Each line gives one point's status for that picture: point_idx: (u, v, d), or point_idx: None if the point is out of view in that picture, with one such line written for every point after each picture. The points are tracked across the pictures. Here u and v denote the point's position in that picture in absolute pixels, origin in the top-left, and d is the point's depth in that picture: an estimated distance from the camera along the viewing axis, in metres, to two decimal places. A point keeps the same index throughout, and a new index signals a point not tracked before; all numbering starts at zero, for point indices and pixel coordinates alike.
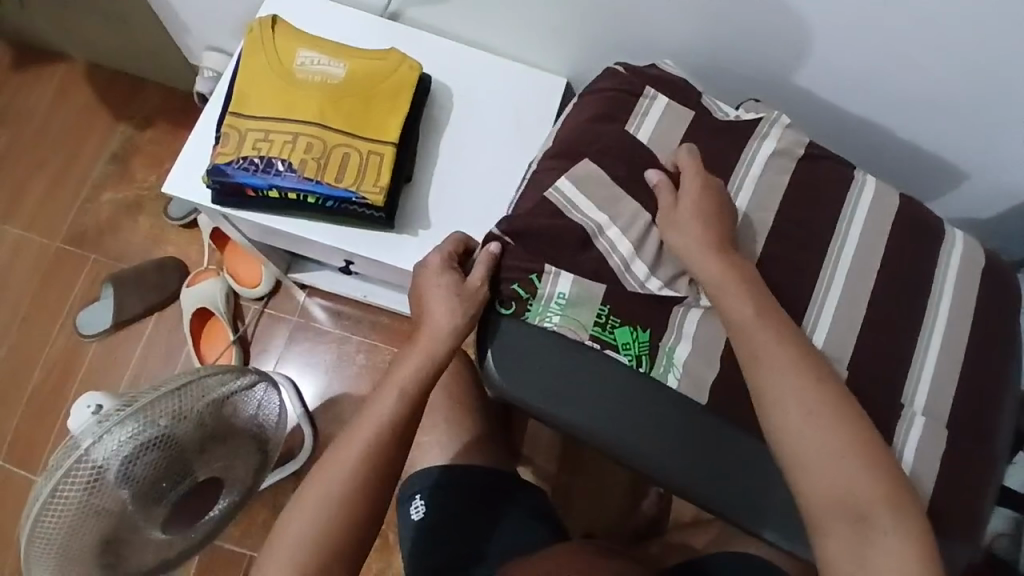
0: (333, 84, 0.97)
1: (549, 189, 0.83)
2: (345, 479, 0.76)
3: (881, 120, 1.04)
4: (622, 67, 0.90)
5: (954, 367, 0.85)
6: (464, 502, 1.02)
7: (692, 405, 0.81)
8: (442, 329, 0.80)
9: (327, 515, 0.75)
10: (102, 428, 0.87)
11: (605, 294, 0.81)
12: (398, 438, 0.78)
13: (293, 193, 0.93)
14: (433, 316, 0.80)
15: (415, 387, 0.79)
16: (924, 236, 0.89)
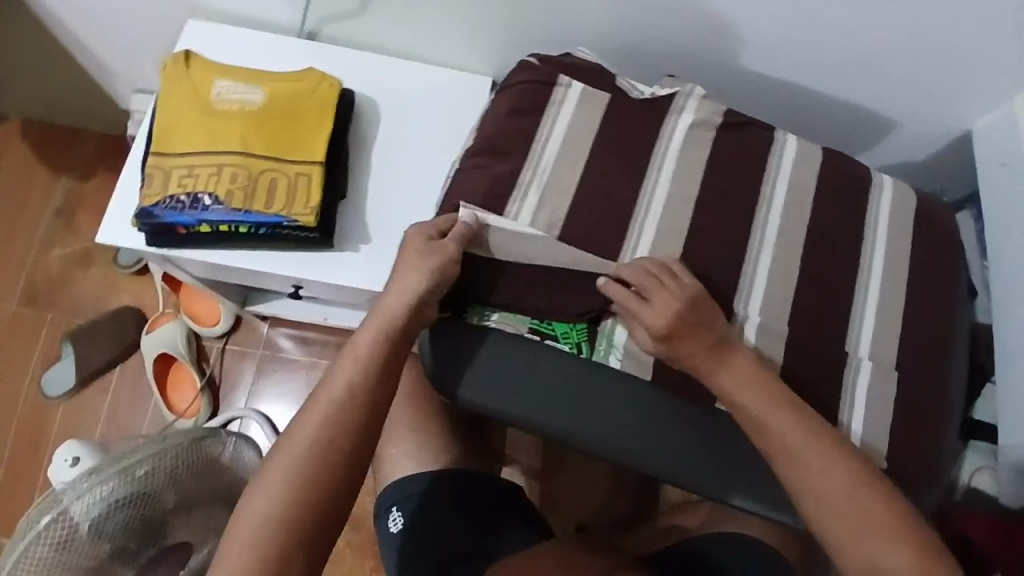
0: (252, 111, 0.96)
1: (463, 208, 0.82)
2: (301, 467, 0.71)
3: (801, 80, 1.06)
4: (535, 58, 0.91)
5: (895, 309, 0.87)
6: (441, 508, 1.01)
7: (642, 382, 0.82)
8: (404, 294, 0.78)
9: (280, 509, 0.69)
10: (83, 485, 0.86)
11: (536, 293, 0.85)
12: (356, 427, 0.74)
13: (224, 225, 0.93)
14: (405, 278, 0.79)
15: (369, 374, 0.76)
16: (848, 186, 0.90)
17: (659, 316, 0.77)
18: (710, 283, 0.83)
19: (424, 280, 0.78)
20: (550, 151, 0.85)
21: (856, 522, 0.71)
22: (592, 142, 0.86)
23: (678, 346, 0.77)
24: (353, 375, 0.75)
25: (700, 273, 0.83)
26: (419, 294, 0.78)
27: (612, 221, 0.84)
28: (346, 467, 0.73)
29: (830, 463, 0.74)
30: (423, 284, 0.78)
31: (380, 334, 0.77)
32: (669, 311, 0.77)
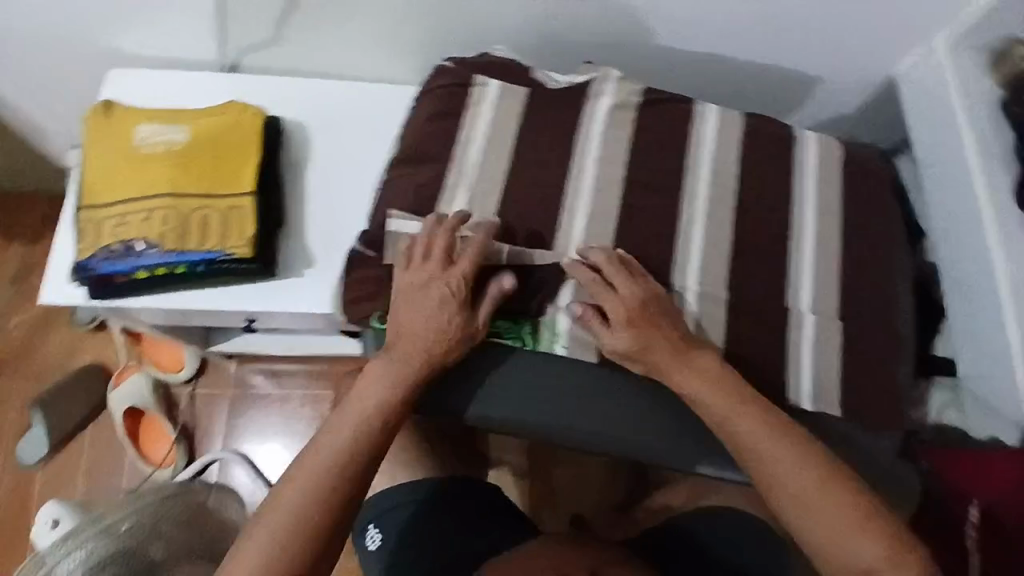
0: (176, 151, 0.96)
1: (395, 213, 0.83)
2: (311, 491, 0.74)
3: (719, 51, 1.07)
4: (450, 62, 0.91)
5: (832, 260, 0.88)
6: (418, 520, 1.01)
7: (591, 365, 0.84)
8: (416, 326, 0.78)
9: (286, 533, 0.72)
10: (61, 547, 0.86)
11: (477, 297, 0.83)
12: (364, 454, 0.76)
13: (161, 268, 0.93)
14: (411, 300, 0.78)
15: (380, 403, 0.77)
16: (773, 147, 0.92)
17: (626, 305, 0.78)
18: (648, 260, 0.84)
19: (434, 307, 0.78)
20: (474, 150, 0.86)
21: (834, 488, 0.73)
22: (515, 137, 0.87)
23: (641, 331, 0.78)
24: (366, 399, 0.78)
25: (636, 251, 0.84)
26: (433, 325, 0.78)
27: (543, 211, 0.84)
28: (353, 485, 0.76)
29: (778, 428, 0.76)
30: (434, 312, 0.78)
31: (395, 366, 0.78)
32: (637, 302, 0.78)
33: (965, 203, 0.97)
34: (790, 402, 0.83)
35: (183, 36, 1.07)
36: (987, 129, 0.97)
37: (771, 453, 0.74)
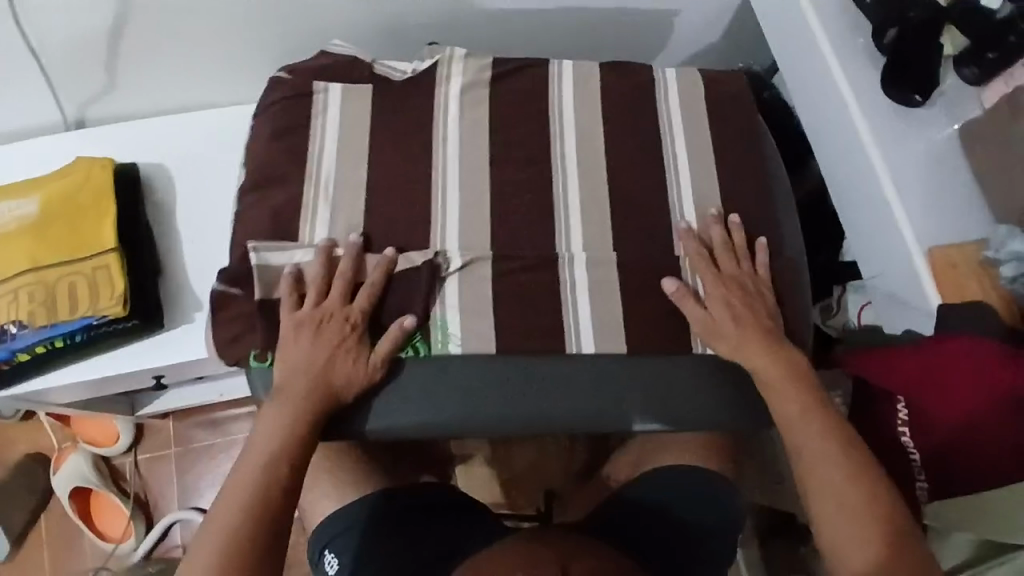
0: (28, 221, 0.91)
1: (254, 245, 0.80)
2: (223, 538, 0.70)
3: (568, 5, 1.06)
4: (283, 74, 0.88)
5: (714, 191, 0.87)
6: (374, 536, 0.96)
7: (486, 356, 0.80)
8: (301, 365, 0.76)
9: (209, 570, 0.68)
10: None
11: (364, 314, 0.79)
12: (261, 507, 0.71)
13: (39, 346, 0.88)
14: (297, 340, 0.77)
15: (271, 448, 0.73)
16: (630, 90, 0.91)
17: (723, 274, 0.82)
18: (528, 231, 0.83)
19: (319, 345, 0.77)
20: (326, 163, 0.83)
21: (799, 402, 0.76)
22: (369, 138, 0.84)
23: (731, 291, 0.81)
24: (274, 429, 0.74)
25: (513, 222, 0.83)
26: (321, 361, 0.76)
27: (412, 204, 0.82)
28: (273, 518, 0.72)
29: (781, 363, 0.79)
30: (320, 349, 0.76)
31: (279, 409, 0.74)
32: (733, 273, 0.83)
33: (834, 104, 0.98)
34: (695, 349, 0.82)
35: (15, 102, 1.01)
36: (832, 28, 0.99)
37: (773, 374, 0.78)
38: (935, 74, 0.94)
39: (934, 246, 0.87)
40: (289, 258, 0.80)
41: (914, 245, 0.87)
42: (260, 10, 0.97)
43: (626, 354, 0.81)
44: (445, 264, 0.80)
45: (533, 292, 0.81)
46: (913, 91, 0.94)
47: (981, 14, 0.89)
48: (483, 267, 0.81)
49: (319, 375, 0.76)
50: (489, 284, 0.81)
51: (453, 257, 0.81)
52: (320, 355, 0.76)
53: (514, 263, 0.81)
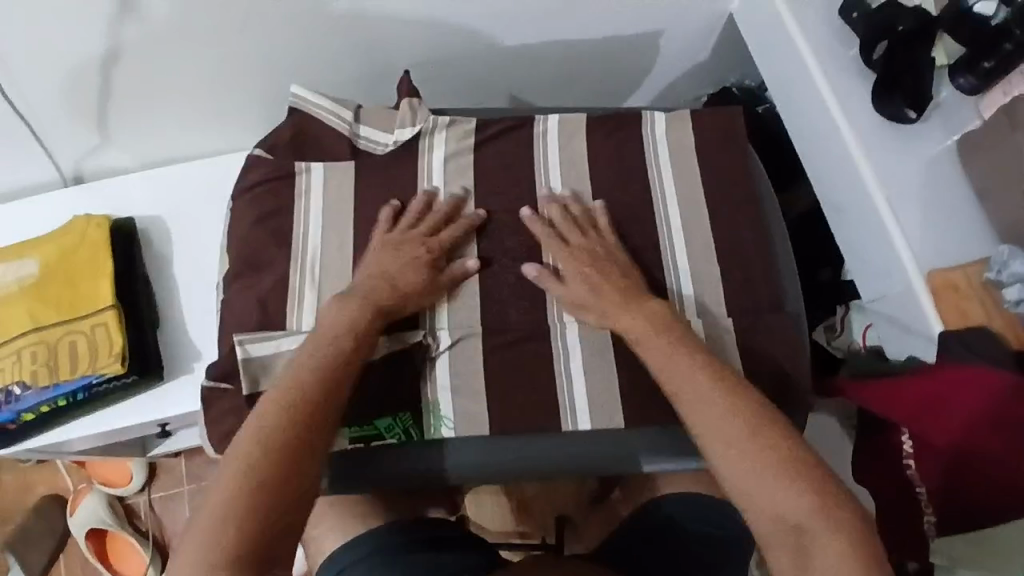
0: (29, 284, 0.93)
1: (238, 338, 0.78)
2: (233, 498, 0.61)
3: (549, 36, 1.05)
4: (264, 147, 0.88)
5: (710, 249, 0.85)
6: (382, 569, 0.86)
7: (482, 437, 0.79)
8: (387, 272, 0.78)
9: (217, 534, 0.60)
10: None
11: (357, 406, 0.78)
12: (278, 485, 0.62)
13: (43, 405, 0.90)
14: (394, 247, 0.80)
15: (287, 428, 0.65)
16: (612, 124, 0.91)
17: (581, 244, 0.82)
18: (518, 276, 0.83)
19: (372, 294, 0.76)
20: (313, 240, 0.84)
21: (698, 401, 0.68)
22: (354, 195, 0.85)
23: (594, 271, 0.79)
24: (292, 387, 0.68)
25: (499, 266, 0.84)
26: (403, 270, 0.78)
27: None
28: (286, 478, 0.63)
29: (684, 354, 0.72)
30: (363, 311, 0.74)
31: (303, 385, 0.67)
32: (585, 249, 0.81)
33: (825, 126, 0.96)
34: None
35: (14, 162, 1.04)
36: (822, 52, 0.97)
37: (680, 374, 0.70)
38: (929, 90, 0.90)
39: (934, 270, 0.86)
40: (276, 346, 0.78)
41: (913, 270, 0.87)
42: (248, 64, 0.99)
43: (624, 429, 0.79)
44: (435, 343, 0.80)
45: (524, 339, 0.81)
46: (906, 106, 0.91)
47: (972, 19, 0.86)
48: (475, 343, 0.80)
49: (393, 286, 0.77)
50: (478, 335, 0.81)
51: (442, 337, 0.80)
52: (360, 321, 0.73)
53: (504, 338, 0.80)
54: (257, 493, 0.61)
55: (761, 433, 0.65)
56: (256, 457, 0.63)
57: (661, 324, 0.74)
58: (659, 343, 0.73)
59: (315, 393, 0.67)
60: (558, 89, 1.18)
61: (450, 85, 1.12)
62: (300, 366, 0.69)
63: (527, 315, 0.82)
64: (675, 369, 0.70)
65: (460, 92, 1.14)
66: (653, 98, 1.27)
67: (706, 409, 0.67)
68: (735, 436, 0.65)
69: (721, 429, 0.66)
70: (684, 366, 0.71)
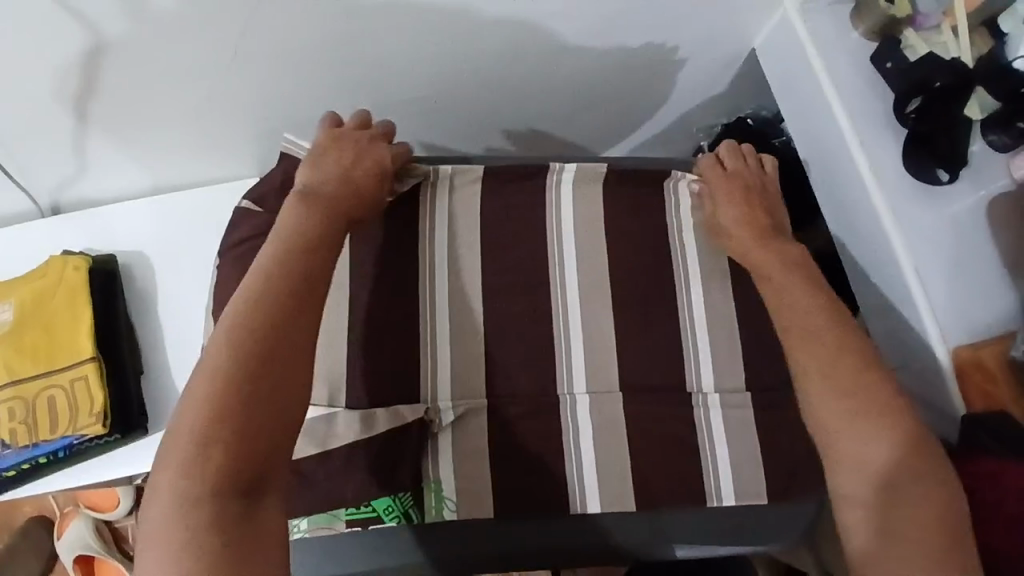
0: (4, 334, 0.88)
1: None
2: (208, 411, 0.57)
3: (561, 69, 1.01)
4: (252, 201, 0.83)
5: (730, 317, 0.81)
6: None
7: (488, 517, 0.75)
8: (328, 173, 0.74)
9: (197, 451, 0.56)
10: None
11: (355, 491, 0.71)
12: (255, 423, 0.58)
13: (21, 465, 0.85)
14: (347, 148, 0.76)
15: (244, 370, 0.59)
16: (627, 174, 0.86)
17: (733, 179, 0.81)
18: (525, 345, 0.78)
19: (317, 207, 0.70)
20: None
21: (800, 321, 0.70)
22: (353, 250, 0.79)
23: (750, 204, 0.79)
24: (251, 294, 0.63)
25: (508, 332, 0.79)
26: (353, 166, 0.75)
27: (398, 309, 0.78)
28: (263, 389, 0.59)
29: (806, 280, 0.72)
30: (316, 227, 0.69)
31: (250, 316, 0.61)
32: (741, 177, 0.81)
33: (850, 180, 0.92)
34: (709, 503, 0.76)
35: None
36: (850, 99, 0.92)
37: (793, 302, 0.71)
38: (963, 149, 0.86)
39: (958, 345, 0.82)
40: None
41: (939, 343, 0.83)
42: (240, 95, 0.93)
43: (635, 511, 0.76)
44: (437, 420, 0.75)
45: (530, 414, 0.76)
46: (937, 167, 0.87)
47: (1012, 76, 0.82)
48: (479, 415, 0.76)
49: (346, 184, 0.73)
50: (482, 411, 0.76)
51: (444, 411, 0.76)
52: (308, 241, 0.68)
53: (510, 412, 0.76)
54: (232, 420, 0.57)
55: (865, 388, 0.65)
56: (218, 398, 0.57)
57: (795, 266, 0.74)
58: (788, 277, 0.73)
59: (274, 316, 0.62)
60: (567, 117, 1.13)
61: (456, 115, 1.07)
62: (263, 271, 0.65)
63: (535, 387, 0.77)
64: (791, 301, 0.71)
65: (465, 120, 1.09)
66: (660, 129, 1.23)
67: (804, 343, 0.69)
68: (842, 391, 0.65)
69: (820, 366, 0.67)
70: (801, 298, 0.71)
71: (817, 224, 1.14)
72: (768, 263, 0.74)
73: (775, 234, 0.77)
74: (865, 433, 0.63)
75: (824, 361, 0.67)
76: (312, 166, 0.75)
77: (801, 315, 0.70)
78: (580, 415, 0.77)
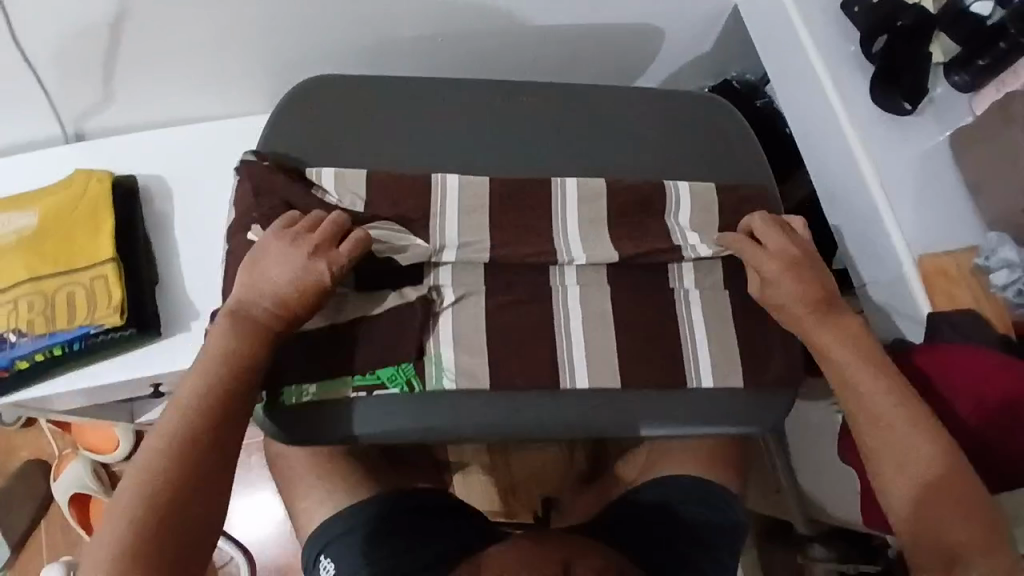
0: (28, 235, 0.93)
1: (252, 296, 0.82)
2: (140, 514, 0.68)
3: (557, 18, 1.08)
4: (269, 161, 0.85)
5: (711, 220, 0.89)
6: (392, 538, 0.97)
7: (483, 394, 0.80)
8: (264, 291, 0.76)
9: (129, 549, 0.67)
10: None
11: (367, 358, 0.79)
12: (182, 521, 0.70)
13: (37, 354, 0.90)
14: (281, 271, 0.76)
15: (174, 475, 0.70)
16: (613, 95, 0.92)
17: (775, 256, 0.82)
18: (523, 240, 0.84)
19: (246, 333, 0.75)
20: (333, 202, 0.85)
21: (874, 405, 0.76)
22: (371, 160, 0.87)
23: (796, 282, 0.81)
24: (186, 405, 0.73)
25: (509, 232, 0.84)
26: (284, 290, 0.75)
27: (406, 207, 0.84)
28: (188, 493, 0.70)
29: (875, 368, 0.78)
30: (244, 350, 0.74)
31: (176, 434, 0.71)
32: (786, 252, 0.82)
33: (824, 117, 0.99)
34: (689, 384, 0.83)
35: (15, 116, 1.03)
36: (824, 42, 0.99)
37: (870, 391, 0.77)
38: (925, 85, 0.94)
39: (925, 253, 0.88)
40: None
41: (906, 253, 0.88)
42: (259, 28, 1.00)
43: (621, 389, 0.82)
44: (439, 299, 0.81)
45: (524, 304, 0.82)
46: (903, 99, 0.94)
47: (968, 20, 0.89)
48: (476, 301, 0.82)
49: (275, 308, 0.75)
50: (481, 300, 0.82)
51: (447, 293, 0.82)
52: (238, 358, 0.74)
53: (506, 298, 0.82)
54: (162, 522, 0.69)
55: (933, 476, 0.73)
56: (150, 501, 0.69)
57: (852, 337, 0.80)
58: (854, 359, 0.78)
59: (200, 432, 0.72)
60: (562, 69, 1.21)
61: (457, 61, 1.14)
62: (197, 383, 0.73)
63: (531, 277, 0.84)
64: (858, 386, 0.77)
65: (466, 65, 1.16)
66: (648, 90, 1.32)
67: (881, 430, 0.75)
68: (908, 473, 0.73)
69: (894, 454, 0.74)
70: (870, 384, 0.77)
71: (798, 175, 1.20)
72: (825, 339, 0.80)
73: (837, 310, 0.81)
74: (902, 449, 0.74)
75: (895, 445, 0.74)
76: (249, 277, 0.77)
77: (872, 398, 0.77)
78: (569, 302, 0.83)
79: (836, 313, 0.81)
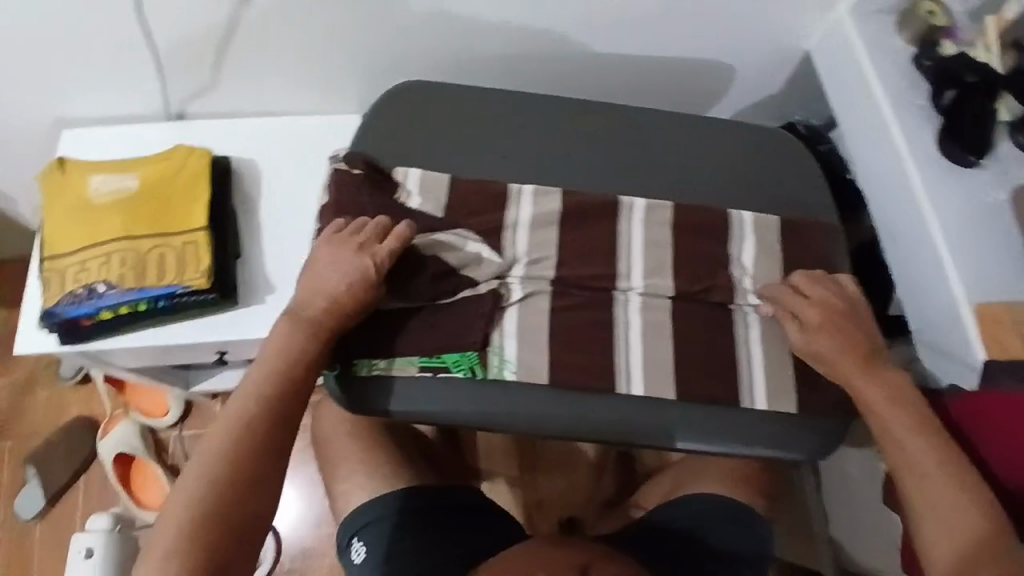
0: (128, 197, 1.01)
1: None
2: (203, 495, 0.73)
3: (636, 47, 1.14)
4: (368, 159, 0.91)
5: (774, 246, 0.92)
6: (425, 532, 0.98)
7: (539, 389, 0.83)
8: (324, 285, 0.82)
9: (191, 525, 0.71)
10: None
11: (434, 342, 0.84)
12: (239, 506, 0.74)
13: (122, 307, 0.97)
14: (339, 266, 0.82)
15: (237, 459, 0.75)
16: (685, 120, 0.96)
17: (816, 307, 0.86)
18: (592, 250, 0.89)
19: (308, 325, 0.80)
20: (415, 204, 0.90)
21: (919, 462, 0.77)
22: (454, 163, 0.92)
23: (830, 333, 0.84)
24: (252, 396, 0.78)
25: (577, 241, 0.89)
26: (341, 283, 0.81)
27: (485, 207, 0.90)
28: (247, 479, 0.75)
29: (919, 426, 0.78)
30: (310, 347, 0.80)
31: (242, 420, 0.76)
32: (827, 303, 0.86)
33: (889, 167, 1.02)
34: (742, 402, 0.85)
35: (128, 89, 1.12)
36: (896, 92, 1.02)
37: (912, 447, 0.77)
38: (988, 138, 0.97)
39: (983, 302, 0.89)
40: None
41: (962, 299, 0.90)
42: (361, 33, 1.08)
43: (673, 400, 0.84)
44: (507, 295, 0.87)
45: (585, 309, 0.87)
46: (967, 151, 0.96)
47: None
48: (541, 300, 0.87)
49: (332, 299, 0.81)
50: (546, 299, 0.87)
51: (516, 289, 0.87)
52: (304, 354, 0.80)
53: (570, 301, 0.87)
54: (221, 504, 0.73)
55: (981, 540, 0.72)
56: (213, 483, 0.73)
57: (895, 395, 0.81)
58: (898, 416, 0.79)
59: (263, 420, 0.77)
60: (633, 95, 1.26)
61: (535, 79, 1.20)
62: (265, 375, 0.79)
63: (596, 284, 0.88)
64: (899, 442, 0.78)
65: (543, 85, 1.22)
66: None
67: (923, 487, 0.76)
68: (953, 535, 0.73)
69: (940, 513, 0.74)
70: (912, 441, 0.78)
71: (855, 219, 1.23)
72: (867, 391, 0.81)
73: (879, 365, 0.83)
74: (946, 509, 0.74)
75: (938, 503, 0.74)
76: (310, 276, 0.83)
77: (916, 454, 0.77)
78: (627, 312, 0.87)
79: (878, 369, 0.83)
